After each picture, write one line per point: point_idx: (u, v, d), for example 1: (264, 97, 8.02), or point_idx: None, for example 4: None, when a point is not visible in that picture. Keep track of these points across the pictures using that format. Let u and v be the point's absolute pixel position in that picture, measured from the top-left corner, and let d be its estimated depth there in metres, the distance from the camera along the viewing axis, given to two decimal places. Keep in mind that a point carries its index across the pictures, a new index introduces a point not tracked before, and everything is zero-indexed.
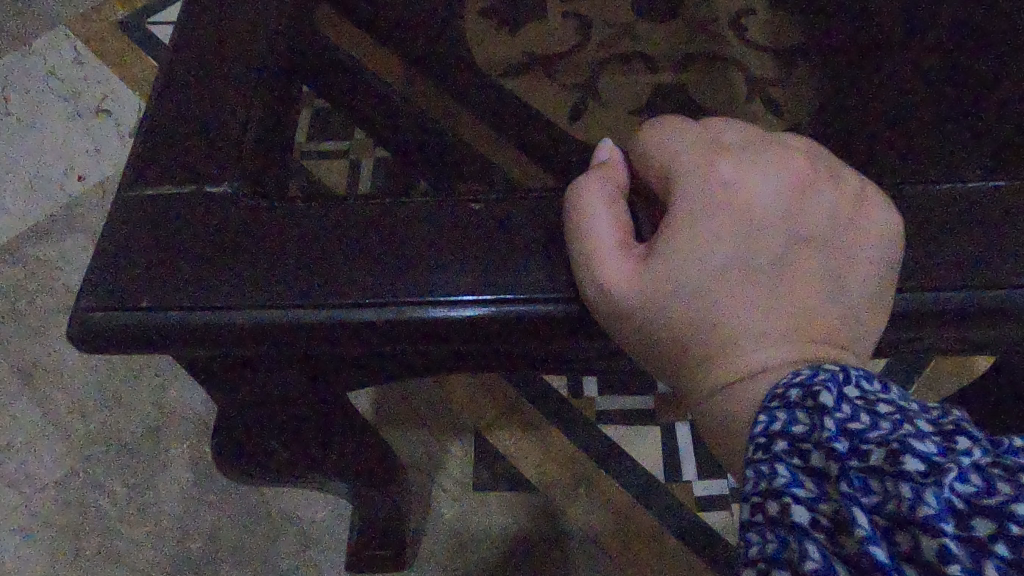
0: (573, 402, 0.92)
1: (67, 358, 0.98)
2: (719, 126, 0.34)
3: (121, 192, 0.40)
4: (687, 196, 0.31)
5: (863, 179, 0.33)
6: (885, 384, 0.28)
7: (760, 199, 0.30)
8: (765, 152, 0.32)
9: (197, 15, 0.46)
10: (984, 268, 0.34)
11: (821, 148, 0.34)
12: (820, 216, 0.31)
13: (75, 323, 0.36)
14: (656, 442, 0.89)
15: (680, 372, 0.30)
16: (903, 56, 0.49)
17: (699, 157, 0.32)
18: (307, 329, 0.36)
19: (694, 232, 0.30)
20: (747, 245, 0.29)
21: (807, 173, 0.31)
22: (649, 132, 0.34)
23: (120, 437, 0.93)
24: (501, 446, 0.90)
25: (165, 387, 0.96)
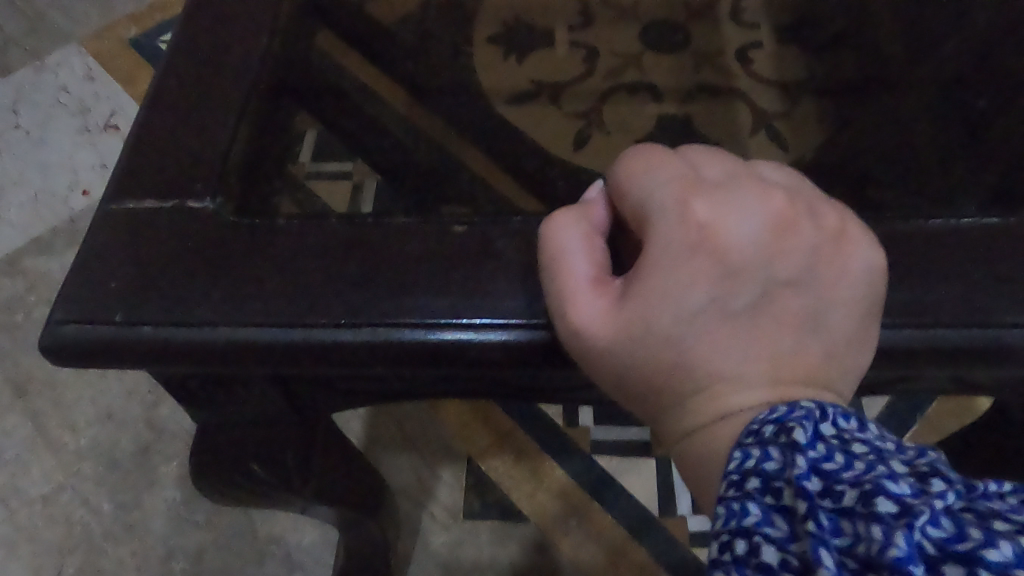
0: (568, 432, 0.91)
1: (61, 373, 0.97)
2: (700, 158, 0.33)
3: (103, 205, 0.39)
4: (664, 237, 0.29)
5: (845, 215, 0.32)
6: (862, 422, 0.27)
7: (740, 241, 0.29)
8: (745, 188, 0.31)
9: (191, 31, 0.46)
10: (976, 305, 0.33)
11: (803, 184, 0.33)
12: (800, 255, 0.29)
13: (48, 335, 0.36)
14: (650, 475, 0.87)
15: (655, 413, 0.30)
16: (899, 95, 0.49)
17: (677, 193, 0.30)
18: (281, 350, 0.35)
19: (670, 273, 0.29)
20: (725, 287, 0.28)
21: (788, 212, 0.30)
22: (625, 161, 0.33)
23: (110, 454, 0.92)
24: (493, 474, 0.88)
25: (157, 405, 0.95)
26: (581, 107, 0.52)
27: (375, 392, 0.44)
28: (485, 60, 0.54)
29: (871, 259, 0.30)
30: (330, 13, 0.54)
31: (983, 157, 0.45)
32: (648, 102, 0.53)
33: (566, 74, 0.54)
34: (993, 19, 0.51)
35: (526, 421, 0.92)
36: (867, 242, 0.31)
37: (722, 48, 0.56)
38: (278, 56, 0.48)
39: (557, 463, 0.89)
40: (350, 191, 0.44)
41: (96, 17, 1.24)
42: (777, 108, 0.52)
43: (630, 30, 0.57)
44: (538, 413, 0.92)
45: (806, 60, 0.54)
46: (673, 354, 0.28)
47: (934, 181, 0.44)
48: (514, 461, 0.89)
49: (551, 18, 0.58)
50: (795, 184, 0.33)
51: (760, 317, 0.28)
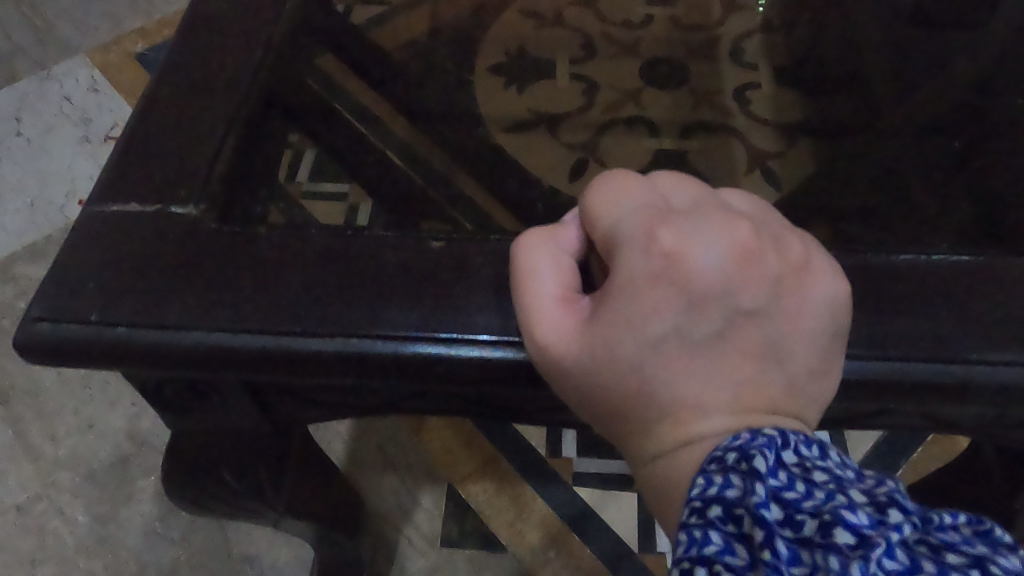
0: (550, 461, 0.90)
1: (45, 381, 0.97)
2: (668, 184, 0.33)
3: (88, 207, 0.39)
4: (630, 265, 0.30)
5: (810, 244, 0.32)
6: (823, 450, 0.27)
7: (704, 268, 0.29)
8: (711, 215, 0.31)
9: (187, 41, 0.47)
10: (946, 341, 0.33)
11: (770, 212, 0.34)
12: (764, 283, 0.30)
13: (23, 332, 0.36)
14: (631, 508, 0.87)
15: (622, 438, 0.30)
16: (882, 139, 0.50)
17: (645, 222, 0.31)
18: (253, 356, 0.35)
19: (634, 300, 0.29)
20: (690, 315, 0.28)
21: (755, 240, 0.30)
22: (595, 186, 0.33)
23: (88, 464, 0.92)
24: (473, 500, 0.88)
25: (139, 418, 0.94)
26: (578, 139, 0.53)
27: (350, 405, 0.44)
28: (488, 88, 0.55)
29: (835, 289, 0.31)
30: (328, 33, 0.55)
31: (962, 197, 0.45)
32: (644, 136, 0.53)
33: (563, 108, 0.55)
34: (979, 68, 0.53)
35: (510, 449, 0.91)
36: (831, 272, 0.31)
37: (719, 86, 0.57)
38: (272, 70, 0.48)
39: (537, 492, 0.88)
40: (345, 212, 0.44)
41: (105, 31, 1.26)
42: (775, 149, 0.52)
43: (630, 67, 0.58)
44: (521, 440, 0.92)
45: (802, 102, 0.55)
46: (636, 381, 0.28)
47: (913, 219, 0.44)
48: (496, 488, 0.88)
49: (550, 50, 0.59)
50: (762, 215, 0.33)
51: (723, 345, 0.29)
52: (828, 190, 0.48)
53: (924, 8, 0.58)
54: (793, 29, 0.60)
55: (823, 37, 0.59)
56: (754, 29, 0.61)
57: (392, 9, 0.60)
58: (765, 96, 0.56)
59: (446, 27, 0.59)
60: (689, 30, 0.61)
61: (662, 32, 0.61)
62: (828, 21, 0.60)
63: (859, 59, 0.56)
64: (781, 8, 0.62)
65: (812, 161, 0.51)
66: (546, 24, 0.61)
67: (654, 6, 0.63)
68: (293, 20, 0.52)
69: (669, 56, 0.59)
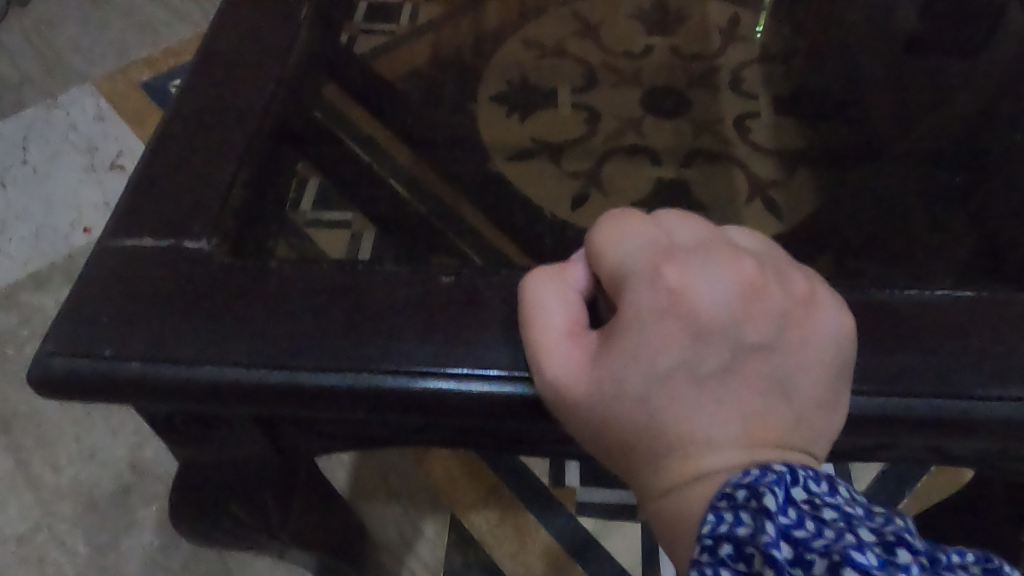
0: (554, 492, 0.90)
1: (48, 410, 0.97)
2: (673, 220, 0.34)
3: (102, 242, 0.40)
4: (637, 301, 0.30)
5: (814, 279, 0.33)
6: (832, 485, 0.27)
7: (710, 303, 0.29)
8: (716, 251, 0.32)
9: (198, 77, 0.48)
10: (950, 377, 0.34)
11: (775, 249, 0.34)
12: (770, 317, 0.30)
13: (37, 366, 0.36)
14: (633, 540, 0.86)
15: (631, 472, 0.30)
16: (882, 172, 0.51)
17: (651, 259, 0.31)
18: (264, 391, 0.35)
19: (642, 334, 0.29)
20: (697, 350, 0.29)
21: (760, 276, 0.31)
22: (602, 223, 0.34)
23: (89, 493, 0.91)
24: (476, 530, 0.87)
25: (141, 447, 0.94)
26: (580, 169, 0.53)
27: (357, 436, 0.44)
28: (488, 116, 0.56)
29: (839, 323, 0.31)
30: (335, 66, 0.56)
31: (963, 231, 0.46)
32: (646, 166, 0.54)
33: (564, 136, 0.55)
34: (975, 105, 0.54)
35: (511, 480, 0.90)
36: (835, 307, 0.32)
37: (719, 116, 0.57)
38: (281, 104, 0.49)
39: (540, 522, 0.88)
40: (348, 242, 0.45)
41: (112, 62, 1.27)
42: (775, 177, 0.53)
43: (631, 96, 0.59)
44: (524, 470, 0.92)
45: (803, 131, 0.55)
46: (645, 415, 0.29)
47: (914, 253, 0.45)
48: (498, 518, 0.88)
49: (550, 77, 0.59)
50: (767, 250, 0.34)
51: (732, 379, 0.29)
52: (831, 222, 0.48)
53: (922, 46, 0.60)
54: (792, 60, 0.61)
55: (822, 70, 0.60)
56: (752, 59, 0.62)
57: (397, 39, 0.61)
58: (766, 123, 0.56)
59: (450, 59, 0.60)
60: (692, 62, 0.62)
61: (662, 62, 0.62)
62: (827, 54, 0.61)
63: (857, 92, 0.57)
64: (780, 39, 0.63)
65: (813, 191, 0.51)
66: (547, 54, 0.61)
67: (655, 37, 0.63)
68: (302, 54, 0.52)
69: (672, 87, 0.60)
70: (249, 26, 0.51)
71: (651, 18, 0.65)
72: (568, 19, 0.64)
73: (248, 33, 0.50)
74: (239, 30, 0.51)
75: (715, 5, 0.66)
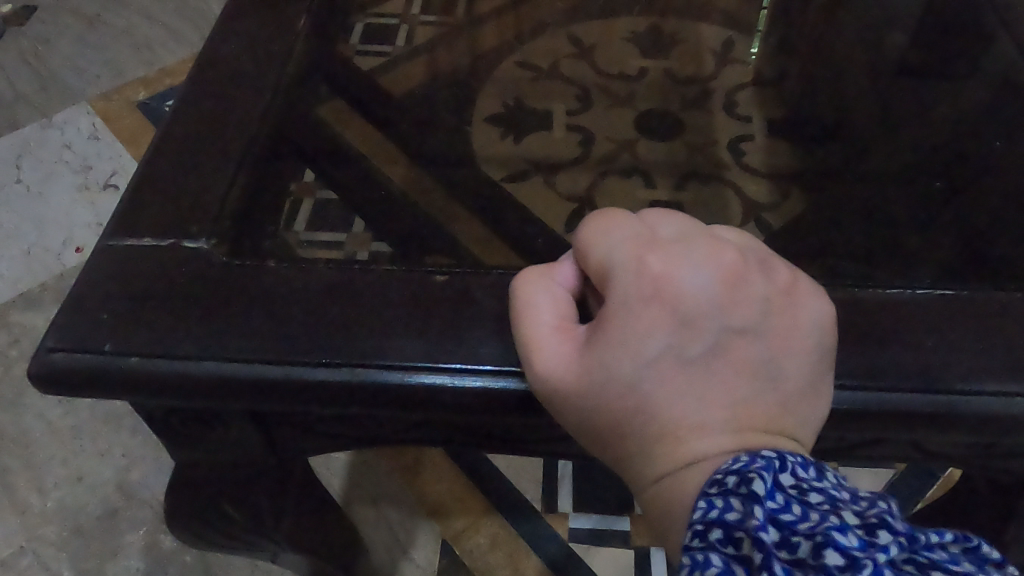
0: (545, 516, 0.85)
1: (34, 431, 0.92)
2: (656, 217, 0.35)
3: (103, 242, 0.41)
4: (621, 291, 0.31)
5: (794, 271, 0.34)
6: (819, 471, 0.28)
7: (693, 290, 0.31)
8: (698, 244, 0.33)
9: (199, 86, 0.49)
10: (931, 373, 0.35)
11: (757, 244, 0.35)
12: (752, 305, 0.31)
13: (37, 362, 0.37)
14: (627, 566, 0.81)
15: (623, 461, 0.30)
16: (868, 183, 0.52)
17: (634, 251, 0.32)
18: (261, 386, 0.36)
19: (628, 324, 0.30)
20: (682, 335, 0.30)
21: (740, 264, 0.32)
22: (587, 222, 0.35)
23: (75, 518, 0.85)
24: (465, 555, 0.82)
25: (128, 469, 0.89)
26: (573, 184, 0.54)
27: (351, 436, 0.44)
28: (484, 139, 0.57)
29: (820, 311, 0.32)
30: (332, 77, 0.57)
31: (947, 236, 0.47)
32: (637, 182, 0.55)
33: (559, 154, 0.57)
34: (957, 115, 0.55)
35: (499, 501, 0.86)
36: (815, 295, 0.33)
37: (710, 134, 0.59)
38: (280, 111, 0.50)
39: (530, 548, 0.82)
40: (328, 254, 0.43)
41: (108, 81, 1.28)
42: (769, 201, 0.53)
43: (624, 117, 0.60)
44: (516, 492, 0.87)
45: (798, 153, 0.56)
46: (634, 401, 0.29)
47: (899, 256, 0.46)
48: (490, 544, 0.83)
49: (548, 100, 0.61)
50: (748, 244, 0.35)
51: (717, 364, 0.30)
52: (817, 229, 0.49)
53: (909, 61, 0.61)
54: (785, 82, 0.63)
55: (807, 89, 0.62)
56: (745, 81, 0.63)
57: (396, 56, 0.62)
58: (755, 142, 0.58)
59: (448, 75, 0.62)
60: (682, 81, 0.63)
61: (656, 82, 0.63)
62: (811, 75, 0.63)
63: (845, 110, 0.59)
64: (772, 62, 0.65)
65: (800, 201, 0.52)
66: (542, 74, 0.63)
67: (648, 57, 0.65)
68: (300, 64, 0.54)
69: (662, 105, 0.61)
70: (249, 36, 0.52)
71: (645, 39, 0.67)
72: (562, 37, 0.66)
73: (248, 45, 0.52)
74: (238, 41, 0.52)
75: (703, 28, 0.68)
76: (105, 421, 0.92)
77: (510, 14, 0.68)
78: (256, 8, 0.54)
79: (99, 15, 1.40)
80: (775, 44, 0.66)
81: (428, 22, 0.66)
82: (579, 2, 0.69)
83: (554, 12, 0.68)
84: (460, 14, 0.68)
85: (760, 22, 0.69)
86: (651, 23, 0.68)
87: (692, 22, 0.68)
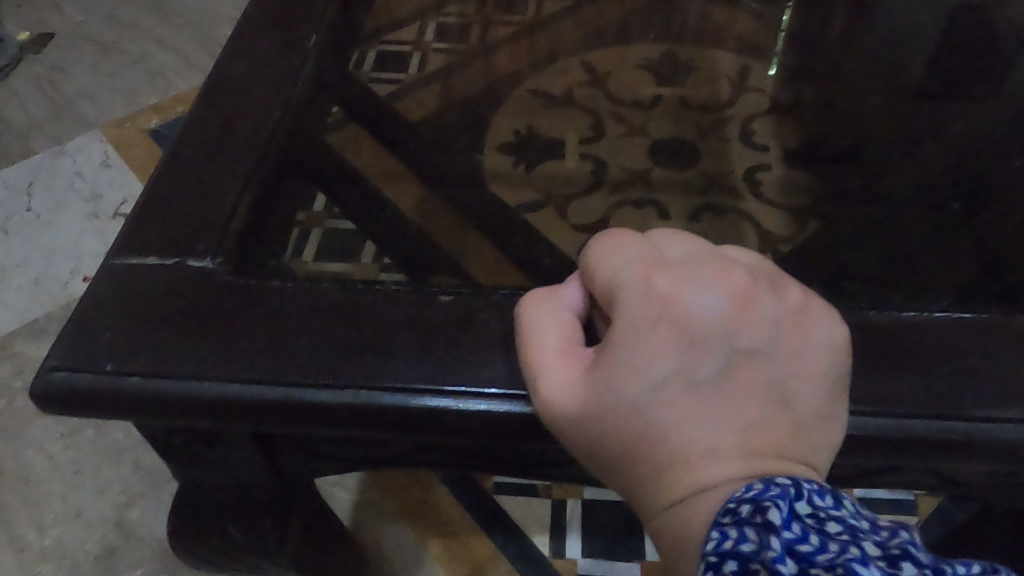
0: (554, 562, 0.83)
1: (35, 465, 0.91)
2: (663, 237, 0.34)
3: (108, 261, 0.40)
4: (628, 312, 0.30)
5: (806, 292, 0.33)
6: (837, 498, 0.26)
7: (701, 311, 0.30)
8: (706, 265, 0.32)
9: (207, 106, 0.48)
10: (950, 399, 0.34)
11: (768, 265, 0.35)
12: (761, 326, 0.30)
13: (38, 381, 0.36)
14: None
15: (630, 488, 0.29)
16: (883, 209, 0.52)
17: (640, 271, 0.32)
18: (264, 407, 0.35)
19: (635, 346, 0.29)
20: (689, 357, 0.29)
21: (749, 285, 0.31)
22: (591, 244, 0.34)
23: (73, 556, 0.85)
24: None
25: (129, 505, 0.88)
26: (586, 211, 0.54)
27: (358, 458, 0.43)
28: (495, 164, 0.57)
29: (833, 334, 0.32)
30: (342, 99, 0.57)
31: (963, 261, 0.46)
32: (649, 209, 0.55)
33: (570, 180, 0.57)
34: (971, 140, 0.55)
35: (505, 540, 0.84)
36: (828, 317, 0.32)
37: (729, 164, 0.58)
38: (289, 131, 0.50)
39: None
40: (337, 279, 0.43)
41: (121, 108, 1.30)
42: (786, 228, 0.52)
43: (638, 146, 0.60)
44: (523, 533, 0.85)
45: (813, 180, 0.56)
46: (642, 425, 0.29)
47: (913, 280, 0.45)
48: None
49: (565, 126, 0.61)
50: (759, 264, 0.34)
51: (728, 387, 0.29)
52: (830, 254, 0.49)
53: (922, 87, 0.61)
54: (802, 108, 0.62)
55: (820, 114, 0.61)
56: (763, 108, 0.63)
57: (408, 80, 0.62)
58: (770, 171, 0.57)
59: (460, 101, 0.62)
60: (697, 110, 0.63)
61: (671, 111, 0.63)
62: (823, 103, 0.62)
63: (861, 137, 0.59)
64: (785, 87, 0.64)
65: (814, 227, 0.52)
66: (556, 103, 0.63)
67: (663, 86, 0.65)
68: (310, 85, 0.54)
69: (675, 133, 0.61)
70: (258, 57, 0.52)
71: (662, 66, 0.67)
72: (575, 64, 0.66)
73: (259, 65, 0.52)
74: (248, 62, 0.52)
75: (719, 53, 0.68)
76: (106, 456, 0.92)
77: (524, 38, 0.68)
78: (268, 29, 0.55)
79: (115, 43, 1.42)
80: (788, 70, 0.66)
81: (442, 48, 0.67)
82: (591, 29, 0.69)
83: (565, 39, 0.68)
84: (473, 40, 0.68)
85: (776, 48, 0.69)
86: (666, 51, 0.68)
87: (706, 48, 0.68)
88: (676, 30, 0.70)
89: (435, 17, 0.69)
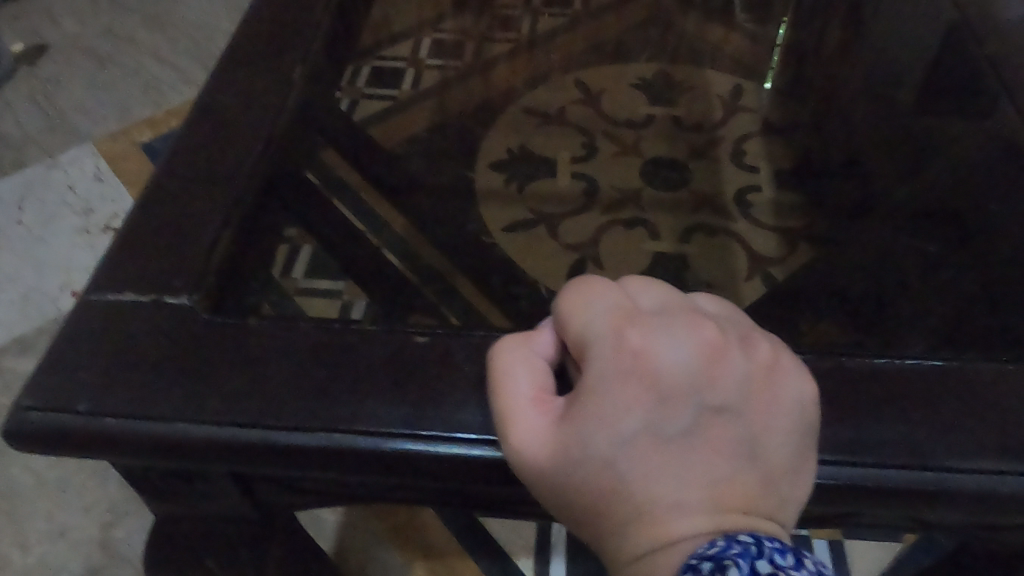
0: None
1: (20, 482, 0.91)
2: (637, 287, 0.34)
3: (86, 297, 0.41)
4: (600, 364, 0.31)
5: (777, 346, 0.33)
6: (800, 559, 0.26)
7: (671, 365, 0.30)
8: (678, 317, 0.32)
9: (191, 135, 0.49)
10: (919, 448, 0.34)
11: (740, 317, 0.35)
12: (731, 381, 0.30)
13: (12, 420, 0.36)
14: None
15: (599, 539, 0.30)
16: (864, 245, 0.52)
17: (613, 323, 0.32)
18: (238, 450, 0.35)
19: (605, 399, 0.30)
20: (659, 412, 0.29)
21: (721, 339, 0.31)
22: (566, 291, 0.34)
23: (57, 574, 0.84)
24: None
25: (113, 523, 0.88)
26: (575, 237, 0.54)
27: (335, 493, 0.43)
28: (485, 188, 0.57)
29: (803, 389, 0.32)
30: (328, 126, 0.57)
31: (939, 302, 0.46)
32: (637, 235, 0.55)
33: (560, 203, 0.57)
34: (951, 175, 0.55)
35: (491, 564, 0.84)
36: (799, 372, 0.32)
37: (719, 190, 0.59)
38: (271, 163, 0.50)
39: None
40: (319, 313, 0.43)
41: (115, 121, 1.30)
42: (775, 256, 0.53)
43: (631, 167, 0.60)
44: (508, 557, 0.85)
45: (802, 206, 0.57)
46: (611, 478, 0.29)
47: (890, 320, 0.45)
48: None
49: (555, 148, 0.61)
50: (731, 317, 0.34)
51: (696, 442, 0.29)
52: (808, 292, 0.49)
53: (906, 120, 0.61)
54: (792, 133, 0.63)
55: (806, 142, 0.62)
56: (754, 130, 0.63)
57: (396, 104, 0.62)
58: (764, 194, 0.58)
59: (447, 126, 0.62)
60: (689, 130, 0.63)
61: (664, 130, 0.63)
62: (808, 130, 0.63)
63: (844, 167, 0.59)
64: (772, 116, 0.65)
65: (796, 262, 0.52)
66: (549, 120, 0.63)
67: (656, 105, 0.65)
68: (297, 112, 0.54)
69: (664, 158, 0.61)
70: (246, 84, 0.52)
71: (654, 86, 0.67)
72: (569, 84, 0.66)
73: (245, 93, 0.52)
74: (235, 90, 0.52)
75: (711, 75, 0.68)
76: (92, 474, 0.92)
77: (515, 62, 0.68)
78: (256, 55, 0.55)
79: (110, 55, 1.42)
80: (776, 96, 0.67)
81: (434, 66, 0.67)
82: (581, 52, 0.69)
83: (555, 62, 0.68)
84: (465, 60, 0.68)
85: (771, 65, 0.69)
86: (659, 71, 0.68)
87: (697, 70, 0.68)
88: (666, 55, 0.70)
89: (429, 34, 0.70)
